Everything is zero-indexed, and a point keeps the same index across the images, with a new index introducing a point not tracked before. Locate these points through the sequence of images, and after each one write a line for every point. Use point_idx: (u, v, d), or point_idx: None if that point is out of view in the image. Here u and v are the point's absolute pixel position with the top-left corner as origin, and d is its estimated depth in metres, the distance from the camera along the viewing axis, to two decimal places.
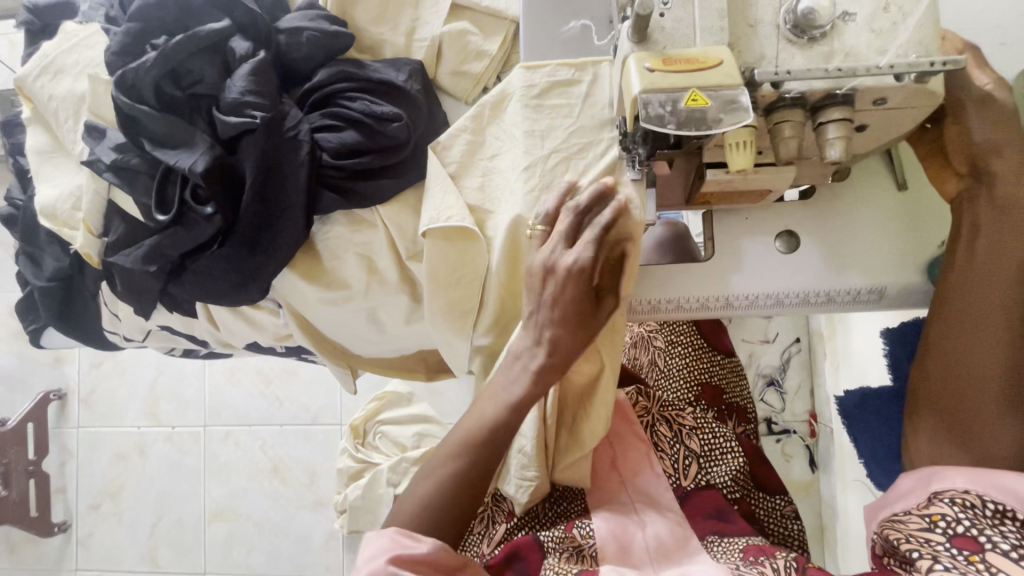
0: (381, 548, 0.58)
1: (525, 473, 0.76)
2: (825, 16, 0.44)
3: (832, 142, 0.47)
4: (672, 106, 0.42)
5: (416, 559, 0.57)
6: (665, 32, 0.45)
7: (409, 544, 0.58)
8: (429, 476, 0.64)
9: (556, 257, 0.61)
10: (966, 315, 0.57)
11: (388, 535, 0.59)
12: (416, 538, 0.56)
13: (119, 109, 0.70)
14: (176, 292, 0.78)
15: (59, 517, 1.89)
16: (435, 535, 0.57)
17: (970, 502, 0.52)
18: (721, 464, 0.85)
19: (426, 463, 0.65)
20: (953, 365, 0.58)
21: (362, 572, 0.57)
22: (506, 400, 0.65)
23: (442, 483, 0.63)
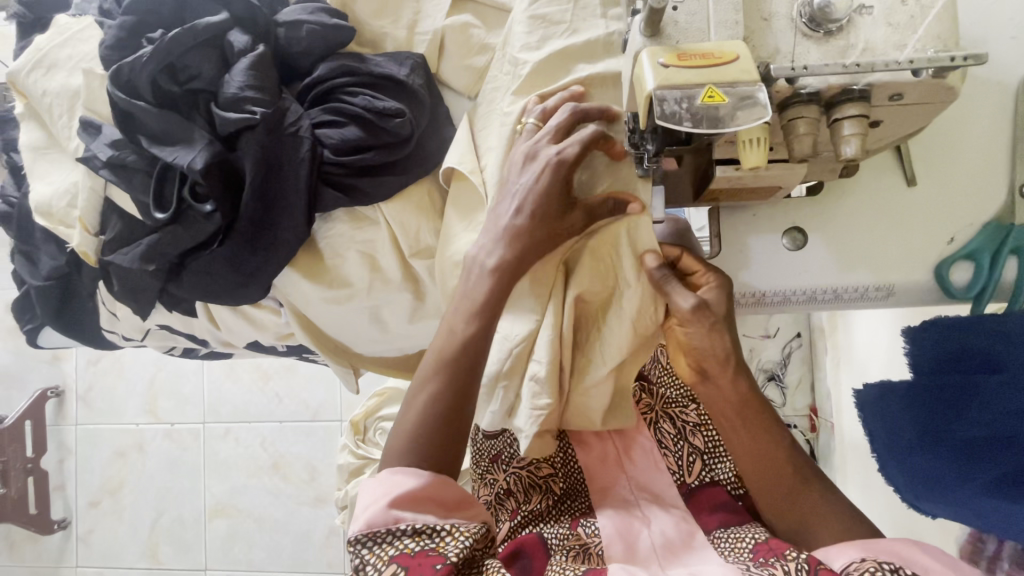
0: (380, 491, 0.55)
1: (539, 402, 0.66)
2: (842, 8, 0.43)
3: (847, 139, 0.46)
4: (688, 103, 0.40)
5: (415, 496, 0.55)
6: (677, 26, 0.43)
7: (406, 481, 0.55)
8: (411, 405, 0.60)
9: (540, 146, 0.62)
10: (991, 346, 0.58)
11: (386, 477, 0.56)
12: (415, 499, 0.55)
13: (115, 104, 0.68)
14: (175, 291, 0.77)
15: (59, 514, 1.89)
16: (435, 494, 0.56)
17: None
18: (724, 461, 0.84)
19: (411, 384, 0.62)
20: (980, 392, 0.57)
21: (359, 520, 0.54)
22: (471, 308, 0.62)
23: (428, 409, 0.59)
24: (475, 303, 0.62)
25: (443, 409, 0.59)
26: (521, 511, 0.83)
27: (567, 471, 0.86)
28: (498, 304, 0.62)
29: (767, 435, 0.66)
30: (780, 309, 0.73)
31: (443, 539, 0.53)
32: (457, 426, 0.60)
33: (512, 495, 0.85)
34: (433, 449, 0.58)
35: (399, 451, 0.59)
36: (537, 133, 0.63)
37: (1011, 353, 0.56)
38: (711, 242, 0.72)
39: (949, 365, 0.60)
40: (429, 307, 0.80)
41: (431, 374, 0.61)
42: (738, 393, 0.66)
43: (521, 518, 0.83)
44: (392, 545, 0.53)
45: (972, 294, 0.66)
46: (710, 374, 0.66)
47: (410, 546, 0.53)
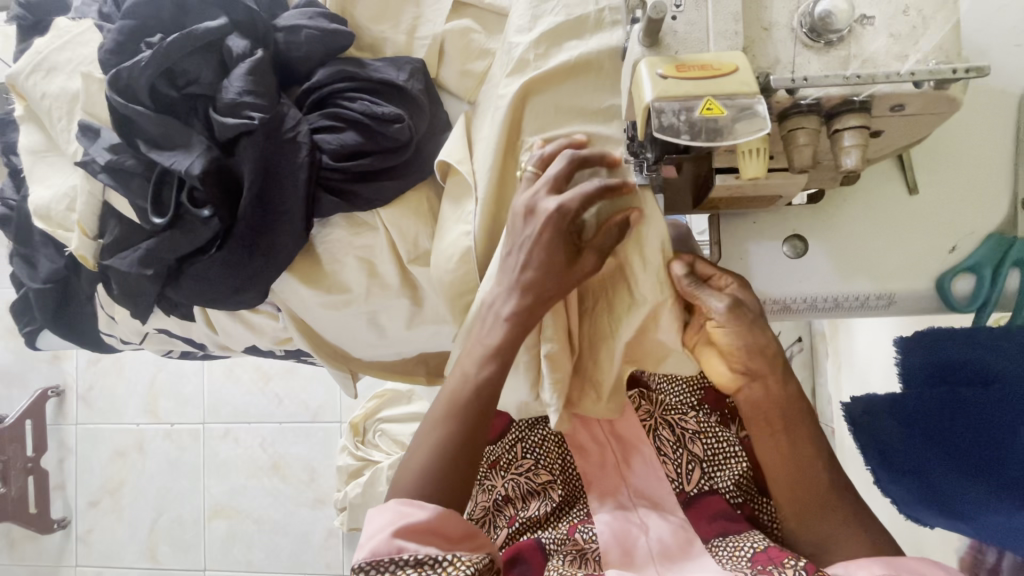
0: (384, 521, 0.55)
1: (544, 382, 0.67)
2: (842, 19, 0.43)
3: (847, 150, 0.46)
4: (687, 115, 0.40)
5: (419, 530, 0.54)
6: (677, 35, 0.43)
7: (411, 514, 0.55)
8: (422, 446, 0.59)
9: (539, 199, 0.60)
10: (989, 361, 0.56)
11: (391, 508, 0.55)
12: (419, 530, 0.54)
13: (113, 109, 0.68)
14: (173, 296, 0.77)
15: (58, 513, 1.89)
16: (439, 527, 0.55)
17: None
18: (724, 469, 0.84)
19: (420, 427, 0.61)
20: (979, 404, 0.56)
21: (363, 549, 0.54)
22: (486, 353, 0.61)
23: (440, 447, 0.58)
24: (489, 349, 0.61)
25: (455, 452, 0.58)
26: (519, 519, 0.84)
27: (566, 478, 0.86)
28: (510, 354, 0.61)
29: (800, 441, 0.66)
30: (781, 317, 0.72)
31: (446, 569, 0.53)
32: (469, 463, 0.59)
33: (510, 502, 0.86)
34: (442, 490, 0.57)
35: (407, 487, 0.57)
36: (535, 184, 0.62)
37: (1000, 362, 0.55)
38: (711, 250, 0.72)
39: (937, 379, 0.59)
40: (428, 312, 0.79)
41: (443, 416, 0.60)
42: (784, 395, 0.66)
43: (518, 525, 0.83)
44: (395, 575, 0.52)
45: (974, 306, 0.65)
46: (757, 373, 0.66)
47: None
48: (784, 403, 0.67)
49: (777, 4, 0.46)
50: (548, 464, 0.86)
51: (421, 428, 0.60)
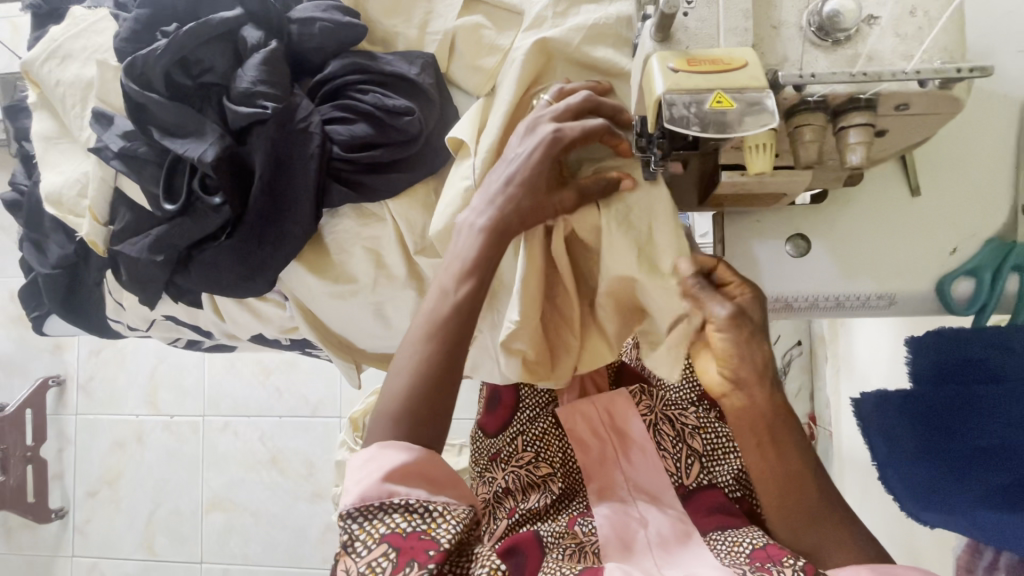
0: (370, 465, 0.52)
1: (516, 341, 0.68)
2: (851, 18, 0.44)
3: (853, 146, 0.46)
4: (697, 107, 0.40)
5: (406, 471, 0.52)
6: (688, 31, 0.44)
7: (397, 456, 0.52)
8: (402, 370, 0.56)
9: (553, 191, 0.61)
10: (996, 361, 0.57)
11: (376, 451, 0.53)
12: (407, 473, 0.51)
13: (128, 96, 0.69)
14: (182, 282, 0.78)
15: (57, 503, 1.89)
16: (426, 471, 0.52)
17: None
18: (723, 463, 0.84)
19: (398, 354, 0.57)
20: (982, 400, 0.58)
21: (350, 494, 0.52)
22: (461, 269, 0.59)
23: (417, 387, 0.54)
24: (467, 264, 0.60)
25: (433, 375, 0.55)
26: (518, 510, 0.84)
27: (566, 471, 0.88)
28: (486, 269, 0.60)
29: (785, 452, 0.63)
30: (783, 314, 0.73)
31: (435, 521, 0.51)
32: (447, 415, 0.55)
33: (510, 494, 0.87)
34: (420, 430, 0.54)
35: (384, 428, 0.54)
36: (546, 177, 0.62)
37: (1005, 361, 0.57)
38: (715, 248, 0.73)
39: (948, 376, 0.60)
40: None
41: (423, 338, 0.57)
42: (772, 408, 0.63)
43: (518, 516, 0.84)
44: (384, 522, 0.50)
45: (972, 310, 0.66)
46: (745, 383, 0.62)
47: (402, 525, 0.50)
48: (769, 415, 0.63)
49: (786, 3, 0.46)
50: (549, 457, 0.88)
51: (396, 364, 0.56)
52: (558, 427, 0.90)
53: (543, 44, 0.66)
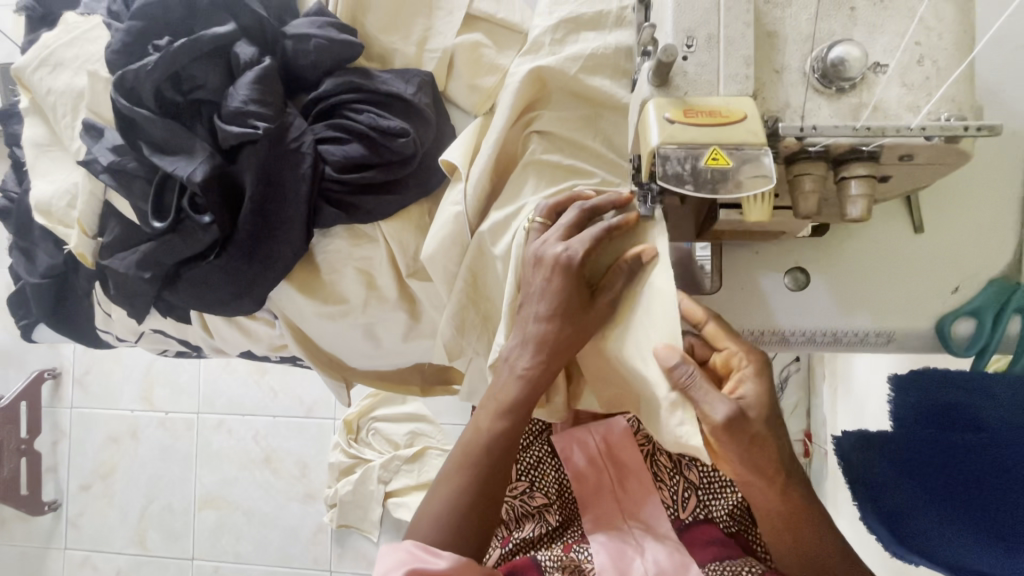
0: (398, 561, 0.55)
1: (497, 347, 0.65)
2: (856, 67, 0.42)
3: (854, 199, 0.45)
4: (692, 163, 0.39)
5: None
6: (687, 77, 0.42)
7: (428, 559, 0.54)
8: (438, 492, 0.59)
9: (547, 247, 0.58)
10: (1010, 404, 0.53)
11: (406, 547, 0.56)
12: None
13: (118, 111, 0.68)
14: (170, 298, 0.77)
15: (50, 496, 1.89)
16: None
17: None
18: (719, 498, 0.83)
19: (437, 475, 0.60)
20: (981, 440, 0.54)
21: None
22: (505, 406, 0.60)
23: (459, 498, 0.57)
24: (508, 401, 0.59)
25: (454, 524, 0.57)
26: (512, 539, 0.83)
27: (562, 501, 0.88)
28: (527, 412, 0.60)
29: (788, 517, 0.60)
30: (779, 348, 0.72)
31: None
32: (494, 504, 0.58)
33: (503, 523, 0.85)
34: (467, 522, 0.57)
35: (428, 523, 0.57)
36: (545, 232, 0.60)
37: (990, 410, 0.54)
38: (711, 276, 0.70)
39: (928, 417, 0.57)
40: (425, 327, 0.79)
41: (463, 463, 0.59)
42: (788, 502, 0.59)
43: (512, 546, 0.82)
44: None
45: (972, 352, 0.65)
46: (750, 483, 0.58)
47: None
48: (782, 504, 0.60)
49: (790, 47, 0.45)
50: (544, 487, 0.87)
51: (439, 475, 0.60)
52: (553, 455, 0.90)
53: (538, 74, 0.65)
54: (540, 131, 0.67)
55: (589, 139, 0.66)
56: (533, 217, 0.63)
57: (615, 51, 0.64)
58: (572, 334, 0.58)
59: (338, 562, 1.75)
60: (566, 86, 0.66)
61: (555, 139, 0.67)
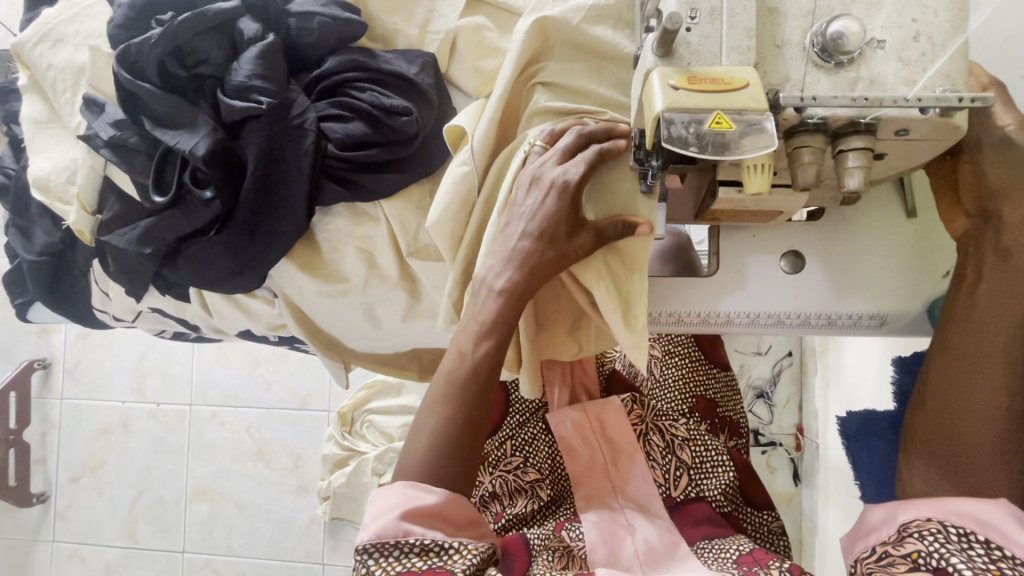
0: (391, 502, 0.55)
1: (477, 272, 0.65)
2: (854, 41, 0.43)
3: (851, 171, 0.46)
4: (696, 127, 0.40)
5: (425, 514, 0.54)
6: (690, 47, 0.43)
7: (419, 497, 0.55)
8: (420, 433, 0.58)
9: (544, 168, 0.61)
10: (962, 363, 0.56)
11: (397, 489, 0.56)
12: (425, 515, 0.54)
13: (120, 84, 0.67)
14: (170, 275, 0.77)
15: (39, 487, 1.87)
16: (445, 513, 0.55)
17: (934, 530, 0.52)
18: (712, 477, 0.86)
19: (419, 411, 0.60)
20: (957, 390, 0.56)
21: (369, 530, 0.55)
22: (482, 329, 0.62)
23: (439, 433, 0.57)
24: (487, 325, 0.61)
25: (442, 462, 0.56)
26: (506, 515, 0.85)
27: (554, 478, 0.89)
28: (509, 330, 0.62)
29: (975, 392, 0.55)
30: (775, 330, 0.73)
31: (451, 557, 0.54)
32: (474, 441, 0.58)
33: (497, 498, 0.87)
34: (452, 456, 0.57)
35: (413, 464, 0.57)
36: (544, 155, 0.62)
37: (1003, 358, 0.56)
38: (709, 261, 0.72)
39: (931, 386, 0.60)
40: (424, 307, 0.79)
41: (441, 400, 0.59)
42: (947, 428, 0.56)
43: (505, 521, 0.85)
44: (401, 560, 0.54)
45: None
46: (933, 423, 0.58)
47: (418, 563, 0.53)
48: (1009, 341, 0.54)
49: (790, 23, 0.46)
50: (537, 464, 0.89)
51: (418, 413, 0.59)
52: (548, 433, 0.91)
53: (547, 26, 0.66)
54: (546, 82, 0.67)
55: (593, 86, 0.67)
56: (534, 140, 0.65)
57: (617, 3, 0.67)
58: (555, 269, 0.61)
59: (331, 554, 1.74)
60: (570, 38, 0.67)
61: (563, 87, 0.67)
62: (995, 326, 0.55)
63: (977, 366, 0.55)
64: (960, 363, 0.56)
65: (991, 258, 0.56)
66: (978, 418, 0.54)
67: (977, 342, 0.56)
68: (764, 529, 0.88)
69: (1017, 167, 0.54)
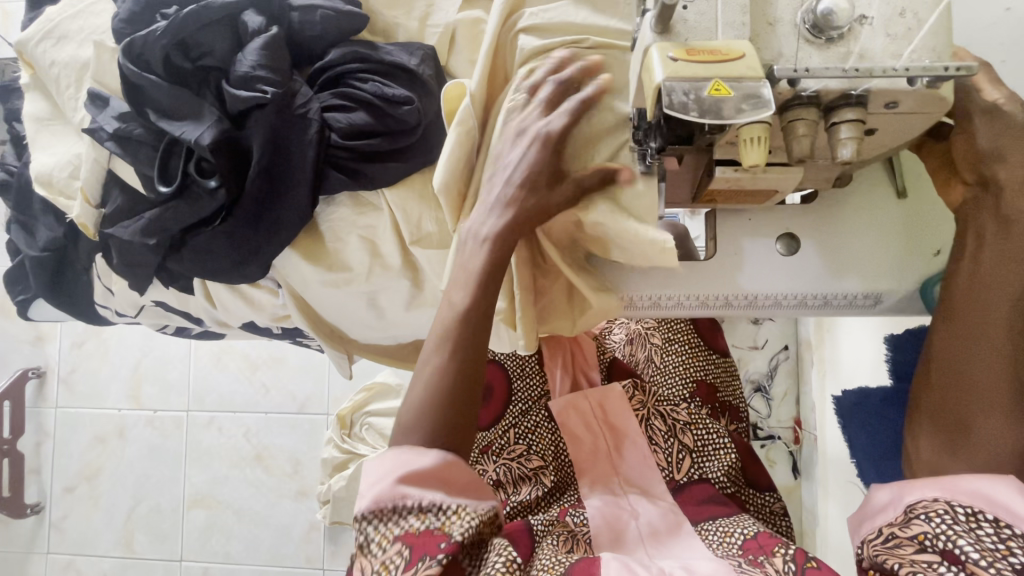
0: (386, 470, 0.53)
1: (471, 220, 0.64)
2: (844, 17, 0.45)
3: (844, 141, 0.48)
4: (695, 94, 0.41)
5: (421, 476, 0.52)
6: (687, 24, 0.45)
7: (417, 458, 0.53)
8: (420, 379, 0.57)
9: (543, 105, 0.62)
10: (965, 328, 0.57)
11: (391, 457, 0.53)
12: (423, 477, 0.52)
13: (125, 77, 0.69)
14: (174, 267, 0.77)
15: (33, 498, 1.85)
16: (444, 476, 0.53)
17: (944, 510, 0.51)
18: (713, 460, 0.87)
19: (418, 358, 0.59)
20: (960, 356, 0.57)
21: (363, 499, 0.53)
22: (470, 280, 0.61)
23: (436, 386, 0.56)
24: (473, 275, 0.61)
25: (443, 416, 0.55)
26: (511, 502, 0.85)
27: (558, 464, 0.89)
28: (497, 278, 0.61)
29: (978, 358, 0.56)
30: (773, 311, 0.74)
31: (449, 518, 0.52)
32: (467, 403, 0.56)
33: (502, 486, 0.87)
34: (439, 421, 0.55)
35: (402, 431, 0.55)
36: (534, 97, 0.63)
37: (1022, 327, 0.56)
38: (706, 244, 0.74)
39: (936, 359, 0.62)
40: (427, 295, 0.80)
41: (441, 346, 0.58)
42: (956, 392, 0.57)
43: (511, 508, 0.84)
44: (398, 524, 0.52)
45: None
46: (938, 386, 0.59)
47: (415, 525, 0.52)
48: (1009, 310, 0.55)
49: (782, 2, 0.48)
50: (540, 451, 0.89)
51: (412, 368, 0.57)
52: (551, 420, 0.92)
53: None
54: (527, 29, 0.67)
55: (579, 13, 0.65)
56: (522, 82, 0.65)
57: None
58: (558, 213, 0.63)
59: (331, 559, 1.73)
60: None
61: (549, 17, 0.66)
62: (997, 298, 0.55)
63: (982, 337, 0.56)
64: (967, 331, 0.57)
65: (992, 224, 0.57)
66: (986, 400, 0.54)
67: (978, 310, 0.56)
68: (766, 511, 0.89)
69: (1000, 143, 0.56)
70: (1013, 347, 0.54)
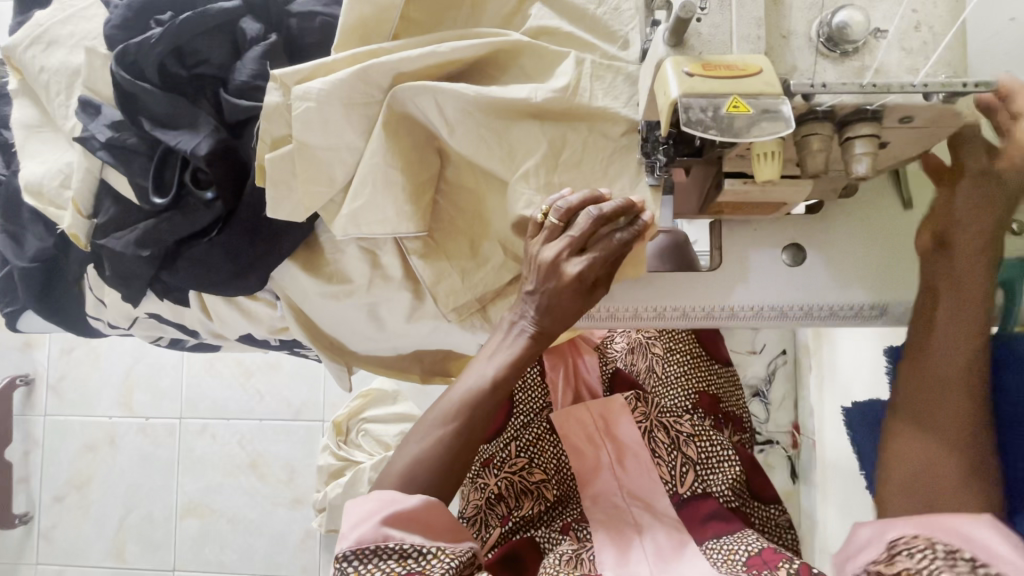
0: (369, 511, 0.58)
1: (456, 272, 0.70)
2: (858, 30, 0.44)
3: (858, 157, 0.47)
4: (713, 111, 0.40)
5: (405, 518, 0.58)
6: (701, 37, 0.44)
7: (400, 501, 0.58)
8: (424, 437, 0.62)
9: (519, 139, 0.60)
10: (925, 372, 0.58)
11: (375, 497, 0.59)
12: (403, 520, 0.57)
13: (118, 85, 0.67)
14: (168, 279, 0.75)
15: (20, 508, 1.81)
16: (424, 519, 0.58)
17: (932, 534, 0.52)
18: (718, 472, 0.85)
19: (424, 421, 0.63)
20: (927, 404, 0.57)
21: (347, 539, 0.58)
22: (508, 360, 0.64)
23: (442, 444, 0.61)
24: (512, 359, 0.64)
25: (450, 451, 0.61)
26: (513, 517, 0.85)
27: (560, 477, 0.88)
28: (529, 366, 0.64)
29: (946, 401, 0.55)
30: (777, 323, 0.73)
31: (430, 562, 0.56)
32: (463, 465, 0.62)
33: (503, 500, 0.87)
34: (469, 416, 0.62)
35: (434, 422, 0.63)
36: (508, 133, 0.60)
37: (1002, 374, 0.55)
38: (711, 256, 0.73)
39: None
40: (428, 307, 0.77)
41: (450, 415, 0.63)
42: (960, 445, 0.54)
43: (512, 525, 0.85)
44: (378, 566, 0.56)
45: None
46: (937, 436, 0.55)
47: (396, 568, 0.56)
48: (962, 367, 0.56)
49: (797, 14, 0.47)
50: (542, 464, 0.88)
51: (411, 433, 0.63)
52: (553, 432, 0.90)
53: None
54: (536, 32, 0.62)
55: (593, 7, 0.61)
56: (482, 117, 0.59)
57: None
58: (569, 298, 0.60)
59: (327, 567, 1.71)
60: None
61: (557, 9, 0.62)
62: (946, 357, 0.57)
63: (944, 388, 0.56)
64: (919, 371, 0.59)
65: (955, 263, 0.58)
66: (953, 430, 0.54)
67: (938, 362, 0.57)
68: (771, 523, 0.87)
69: None
70: (971, 400, 0.54)
